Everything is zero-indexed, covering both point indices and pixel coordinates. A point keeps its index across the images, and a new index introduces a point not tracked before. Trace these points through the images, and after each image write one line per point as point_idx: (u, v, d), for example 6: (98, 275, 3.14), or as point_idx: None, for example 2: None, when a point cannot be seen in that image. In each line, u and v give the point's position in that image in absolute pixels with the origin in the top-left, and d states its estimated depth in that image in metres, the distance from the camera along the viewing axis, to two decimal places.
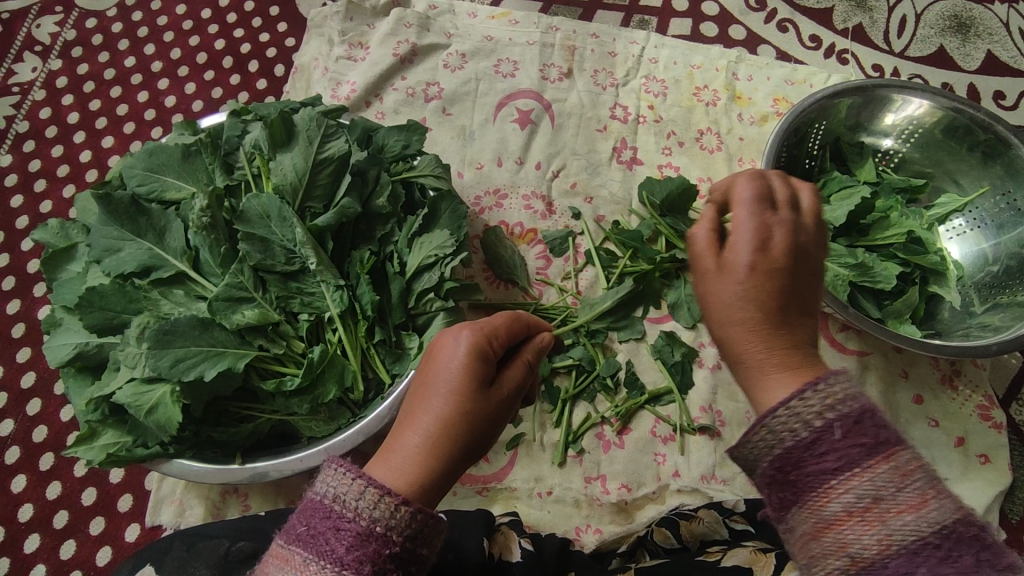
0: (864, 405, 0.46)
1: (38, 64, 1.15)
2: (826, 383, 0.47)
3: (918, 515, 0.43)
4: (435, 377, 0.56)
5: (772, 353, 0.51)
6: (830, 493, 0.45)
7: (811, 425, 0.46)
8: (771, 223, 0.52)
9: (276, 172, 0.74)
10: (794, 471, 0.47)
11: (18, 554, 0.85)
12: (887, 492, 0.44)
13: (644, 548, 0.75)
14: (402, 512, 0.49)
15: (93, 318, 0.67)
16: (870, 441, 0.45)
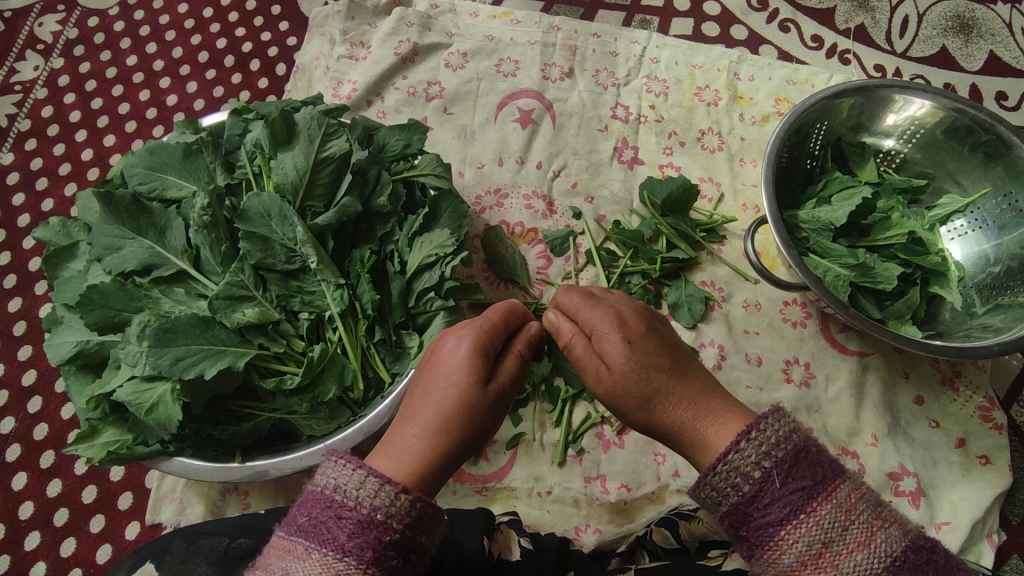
0: (797, 447, 0.53)
1: (40, 63, 1.15)
2: (758, 433, 0.54)
3: (867, 552, 0.50)
4: (436, 376, 0.59)
5: (693, 418, 0.59)
6: (783, 546, 0.51)
7: (753, 476, 0.53)
8: (611, 306, 0.63)
9: (277, 170, 0.74)
10: (746, 525, 0.53)
11: (19, 551, 0.85)
12: (835, 534, 0.50)
13: (643, 548, 0.75)
14: (402, 502, 0.52)
15: (93, 316, 0.67)
16: (809, 482, 0.51)
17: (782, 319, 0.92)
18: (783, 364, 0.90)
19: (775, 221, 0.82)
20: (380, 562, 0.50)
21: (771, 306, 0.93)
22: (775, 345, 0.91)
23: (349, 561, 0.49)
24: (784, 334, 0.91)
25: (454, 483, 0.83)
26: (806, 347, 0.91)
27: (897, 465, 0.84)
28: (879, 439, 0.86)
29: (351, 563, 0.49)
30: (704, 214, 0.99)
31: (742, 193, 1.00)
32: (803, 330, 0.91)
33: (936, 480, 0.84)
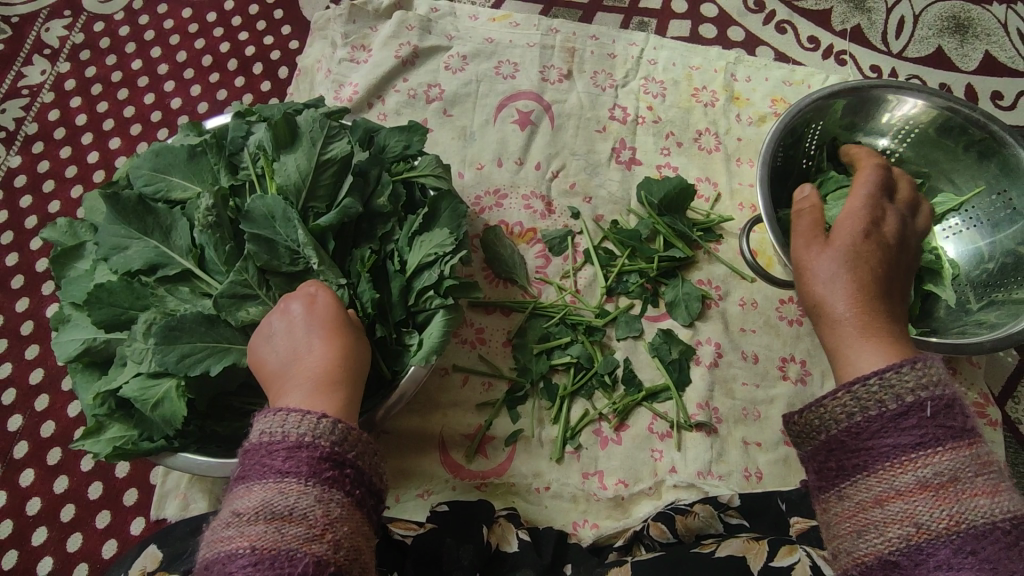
0: (953, 393, 0.54)
1: (47, 67, 1.17)
2: (922, 365, 0.55)
3: (990, 501, 0.50)
4: (295, 326, 0.64)
5: (867, 341, 0.64)
6: (907, 465, 0.52)
7: (904, 399, 0.54)
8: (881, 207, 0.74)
9: (280, 172, 0.75)
10: (874, 438, 0.54)
11: (26, 546, 0.87)
12: (964, 475, 0.51)
13: (640, 542, 0.76)
14: (325, 423, 0.54)
15: (101, 314, 0.69)
16: (959, 424, 0.53)
17: (778, 316, 0.93)
18: (779, 362, 0.91)
19: (770, 221, 0.83)
20: (316, 474, 0.51)
21: (767, 304, 0.94)
22: (770, 343, 0.92)
23: (289, 479, 0.51)
24: (780, 332, 0.92)
25: (452, 480, 0.84)
26: (802, 345, 0.92)
27: None
28: None
29: (292, 480, 0.51)
30: (701, 214, 1.00)
31: (739, 193, 1.01)
32: (799, 328, 0.93)
33: None
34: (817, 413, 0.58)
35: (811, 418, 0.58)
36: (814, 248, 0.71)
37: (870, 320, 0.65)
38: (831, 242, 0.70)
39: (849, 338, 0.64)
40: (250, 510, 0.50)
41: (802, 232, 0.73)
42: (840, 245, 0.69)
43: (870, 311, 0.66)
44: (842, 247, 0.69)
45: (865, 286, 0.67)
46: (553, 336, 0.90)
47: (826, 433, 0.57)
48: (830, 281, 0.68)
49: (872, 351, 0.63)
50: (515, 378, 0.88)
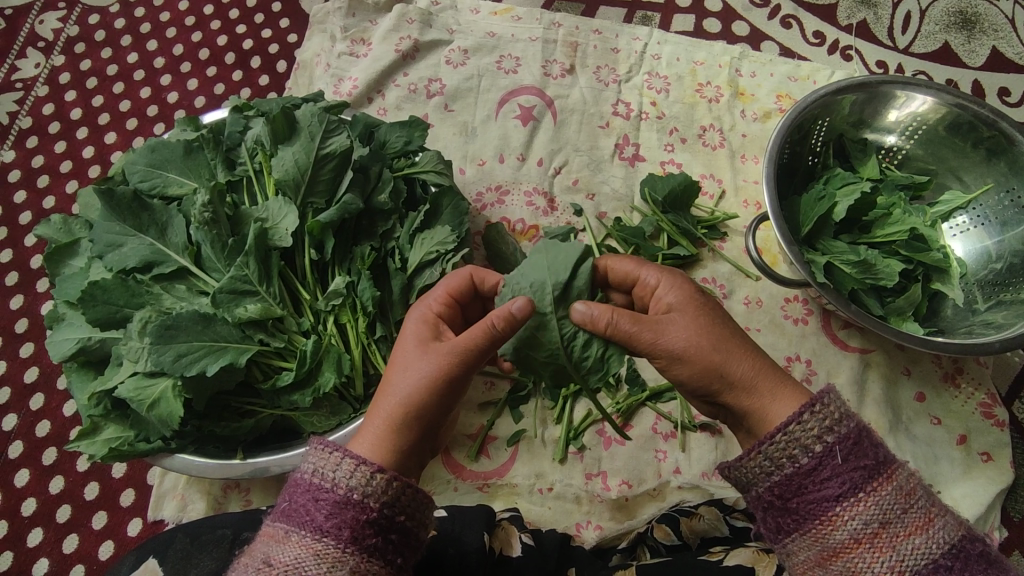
0: (860, 427, 0.54)
1: (41, 60, 1.15)
2: (823, 407, 0.54)
3: (925, 537, 0.51)
4: (403, 343, 0.61)
5: (763, 383, 0.60)
6: (838, 521, 0.52)
7: (814, 451, 0.53)
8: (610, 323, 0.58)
9: (277, 166, 0.73)
10: (797, 496, 0.54)
11: (22, 547, 0.86)
12: (893, 516, 0.51)
13: (645, 545, 0.74)
14: (380, 481, 0.52)
15: (95, 312, 0.68)
16: (872, 462, 0.53)
17: (783, 316, 0.92)
18: (785, 361, 0.90)
19: (777, 218, 0.82)
20: (357, 541, 0.51)
21: (773, 302, 0.93)
22: (776, 342, 0.91)
23: (328, 541, 0.50)
24: (785, 332, 0.91)
25: (455, 480, 0.83)
26: (807, 344, 0.91)
27: None
28: (881, 436, 0.85)
29: (331, 542, 0.50)
30: (705, 211, 0.99)
31: (744, 190, 1.00)
32: (805, 327, 0.91)
33: (937, 476, 0.84)
34: (743, 470, 0.57)
35: (735, 475, 0.58)
36: (663, 327, 0.59)
37: (766, 369, 0.60)
38: (676, 311, 0.61)
39: (763, 402, 0.59)
40: (284, 565, 0.49)
41: (631, 330, 0.59)
42: (684, 311, 0.61)
43: (758, 357, 0.61)
44: (690, 316, 0.60)
45: (735, 337, 0.61)
46: None
47: (751, 490, 0.57)
48: (715, 346, 0.59)
49: (783, 400, 0.59)
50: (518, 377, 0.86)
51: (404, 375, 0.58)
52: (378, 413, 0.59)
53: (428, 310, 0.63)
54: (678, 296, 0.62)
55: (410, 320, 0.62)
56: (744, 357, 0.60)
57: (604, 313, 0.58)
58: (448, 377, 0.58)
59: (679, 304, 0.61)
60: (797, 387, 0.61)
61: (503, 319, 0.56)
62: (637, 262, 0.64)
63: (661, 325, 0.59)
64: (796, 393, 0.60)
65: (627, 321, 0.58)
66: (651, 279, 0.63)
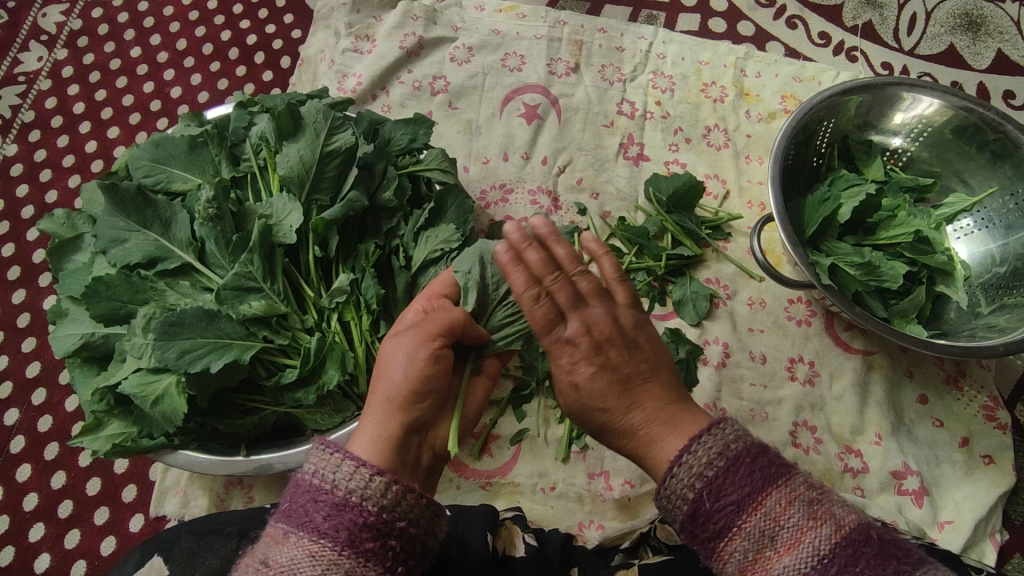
0: (728, 462, 0.51)
1: (44, 53, 1.15)
2: (689, 454, 0.52)
3: (796, 556, 0.48)
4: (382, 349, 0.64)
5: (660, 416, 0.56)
6: (722, 557, 0.51)
7: (687, 496, 0.52)
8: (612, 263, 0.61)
9: (282, 163, 0.73)
10: (692, 540, 0.53)
11: (23, 543, 0.85)
12: (766, 542, 0.49)
13: (647, 545, 0.73)
14: (377, 484, 0.53)
15: (100, 308, 0.67)
16: (737, 496, 0.50)
17: (787, 317, 0.92)
18: (788, 362, 0.90)
19: (782, 219, 0.82)
20: (354, 543, 0.50)
21: (776, 304, 0.93)
22: (779, 343, 0.91)
23: (325, 542, 0.50)
24: (789, 333, 0.91)
25: (458, 479, 0.84)
26: (810, 345, 0.91)
27: (900, 464, 0.84)
28: (883, 438, 0.86)
29: (327, 544, 0.50)
30: (709, 211, 0.99)
31: (748, 190, 1.00)
32: (808, 328, 0.91)
33: (939, 479, 0.84)
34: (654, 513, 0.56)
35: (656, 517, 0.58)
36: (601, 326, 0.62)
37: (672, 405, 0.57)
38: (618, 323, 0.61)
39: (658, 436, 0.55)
40: (279, 565, 0.49)
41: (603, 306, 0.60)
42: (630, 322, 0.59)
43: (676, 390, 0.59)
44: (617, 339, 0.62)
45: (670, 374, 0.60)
46: None
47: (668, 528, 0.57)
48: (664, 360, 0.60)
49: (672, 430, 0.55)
50: (520, 376, 0.86)
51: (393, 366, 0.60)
52: (368, 413, 0.59)
53: (415, 309, 0.66)
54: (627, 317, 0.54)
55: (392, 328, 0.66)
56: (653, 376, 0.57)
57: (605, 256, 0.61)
58: (426, 356, 0.60)
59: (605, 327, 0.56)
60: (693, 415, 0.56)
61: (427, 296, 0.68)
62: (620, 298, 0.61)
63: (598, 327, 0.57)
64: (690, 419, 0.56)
65: (584, 286, 0.57)
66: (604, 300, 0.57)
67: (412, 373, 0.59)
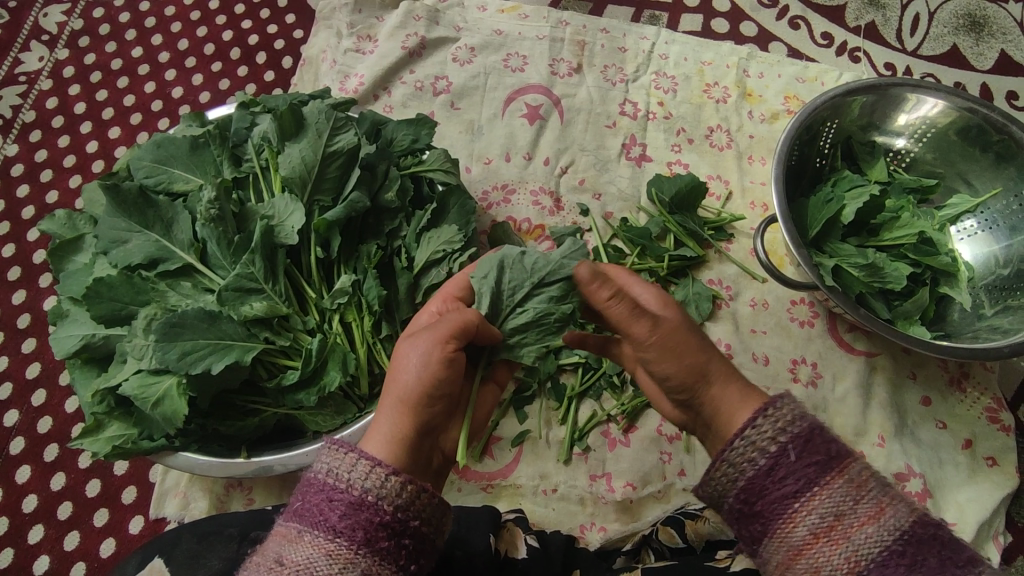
0: (812, 425, 0.54)
1: (45, 53, 1.15)
2: (775, 409, 0.55)
3: (878, 525, 0.50)
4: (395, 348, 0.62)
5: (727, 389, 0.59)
6: (796, 517, 0.52)
7: (769, 451, 0.54)
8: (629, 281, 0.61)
9: (284, 164, 0.72)
10: (760, 499, 0.54)
11: (23, 544, 0.85)
12: (846, 508, 0.51)
13: (648, 547, 0.74)
14: (393, 484, 0.52)
15: (101, 309, 0.67)
16: (823, 458, 0.53)
17: (790, 318, 0.92)
18: (791, 364, 0.90)
19: (785, 220, 0.82)
20: (370, 543, 0.50)
21: (779, 305, 0.93)
22: (782, 345, 0.91)
23: (341, 542, 0.50)
24: (792, 334, 0.91)
25: (459, 480, 0.83)
26: (813, 346, 0.90)
27: (904, 466, 0.84)
28: (886, 440, 0.85)
29: (344, 543, 0.50)
30: (712, 212, 0.98)
31: (751, 191, 1.00)
32: (811, 330, 0.91)
33: (942, 481, 0.84)
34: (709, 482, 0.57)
35: (706, 494, 0.58)
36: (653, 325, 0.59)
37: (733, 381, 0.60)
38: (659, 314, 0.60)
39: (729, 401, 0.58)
40: (295, 565, 0.49)
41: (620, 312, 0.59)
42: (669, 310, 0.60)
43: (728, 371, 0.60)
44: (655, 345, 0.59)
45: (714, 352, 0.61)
46: None
47: (722, 504, 0.57)
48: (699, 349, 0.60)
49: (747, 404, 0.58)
50: (522, 377, 0.86)
51: (404, 368, 0.58)
52: (379, 415, 0.58)
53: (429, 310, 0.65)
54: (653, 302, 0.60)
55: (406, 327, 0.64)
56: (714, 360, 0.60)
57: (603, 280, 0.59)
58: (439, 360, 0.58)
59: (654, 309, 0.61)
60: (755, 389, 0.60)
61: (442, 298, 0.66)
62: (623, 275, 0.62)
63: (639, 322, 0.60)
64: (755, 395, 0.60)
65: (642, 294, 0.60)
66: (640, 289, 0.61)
67: (423, 377, 0.57)
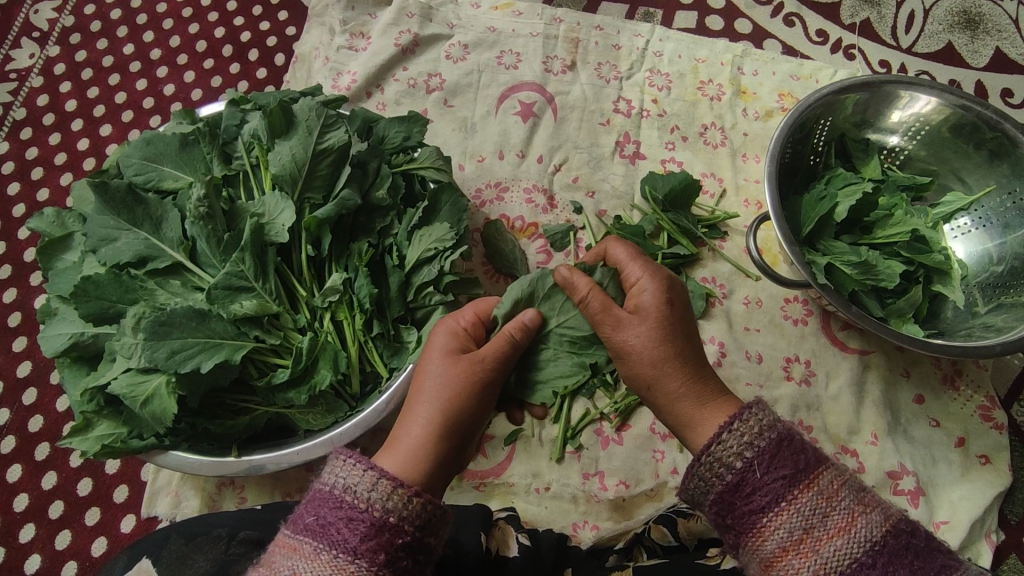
0: (779, 437, 0.55)
1: (36, 50, 1.14)
2: (741, 422, 0.56)
3: (846, 538, 0.51)
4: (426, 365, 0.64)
5: (687, 389, 0.64)
6: (765, 532, 0.53)
7: (736, 466, 0.55)
8: (645, 283, 0.68)
9: (274, 161, 0.72)
10: (730, 513, 0.56)
11: (14, 543, 0.85)
12: (815, 521, 0.52)
13: (641, 545, 0.73)
14: (414, 504, 0.53)
15: (89, 307, 0.67)
16: (790, 471, 0.54)
17: (783, 316, 0.92)
18: (784, 362, 0.90)
19: (778, 217, 0.81)
20: (391, 563, 0.51)
21: (773, 303, 0.92)
22: (775, 343, 0.90)
23: (361, 563, 0.50)
24: (785, 332, 0.91)
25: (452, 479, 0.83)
26: (807, 345, 0.90)
27: (896, 464, 0.84)
28: (879, 438, 0.85)
29: (364, 565, 0.50)
30: (706, 210, 0.98)
31: (745, 189, 1.00)
32: (804, 328, 0.91)
33: (935, 479, 0.84)
34: (686, 493, 0.59)
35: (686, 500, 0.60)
36: (621, 328, 0.66)
37: (691, 387, 0.64)
38: (639, 315, 0.66)
39: (690, 412, 0.63)
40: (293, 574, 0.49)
41: (596, 313, 0.67)
42: (647, 317, 0.65)
43: (691, 373, 0.64)
44: (647, 317, 0.65)
45: (683, 357, 0.64)
46: None
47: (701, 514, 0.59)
48: (653, 362, 0.64)
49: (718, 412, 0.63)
50: None
51: (432, 391, 0.62)
52: (408, 430, 0.60)
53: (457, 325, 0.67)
54: (654, 297, 0.66)
55: (439, 333, 0.66)
56: (676, 370, 0.64)
57: (584, 287, 0.67)
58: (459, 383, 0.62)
59: (648, 306, 0.66)
60: (728, 399, 0.64)
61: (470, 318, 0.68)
62: (633, 254, 0.70)
63: (623, 317, 0.66)
64: (725, 405, 0.64)
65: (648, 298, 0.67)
66: (634, 275, 0.69)
67: (444, 400, 0.61)
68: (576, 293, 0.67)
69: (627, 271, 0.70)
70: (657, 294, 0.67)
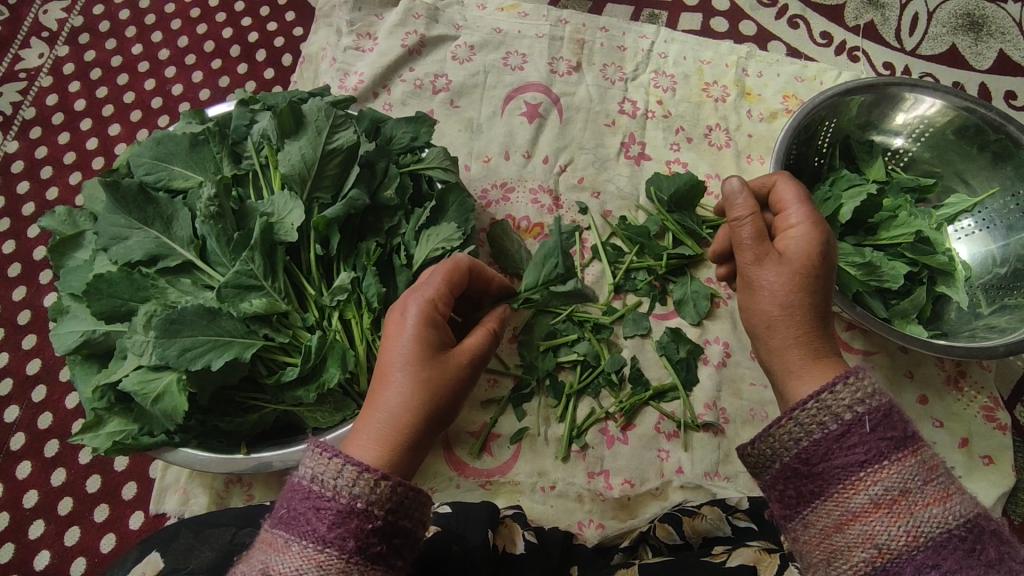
0: (891, 402, 0.54)
1: (45, 50, 1.15)
2: (856, 379, 0.55)
3: (942, 508, 0.50)
4: (395, 341, 0.61)
5: (798, 342, 0.62)
6: (858, 485, 0.52)
7: (844, 418, 0.54)
8: (800, 226, 0.64)
9: (283, 160, 0.73)
10: (823, 461, 0.54)
11: (23, 540, 0.86)
12: (914, 485, 0.51)
13: (646, 544, 0.75)
14: (383, 487, 0.53)
15: (100, 305, 0.67)
16: (899, 434, 0.53)
17: None
18: None
19: None
20: (363, 549, 0.51)
21: None
22: None
23: (330, 551, 0.51)
24: None
25: (457, 477, 0.84)
26: None
27: None
28: None
29: (334, 553, 0.50)
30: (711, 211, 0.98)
31: None
32: None
33: None
34: (771, 439, 0.57)
35: (761, 451, 0.58)
36: (763, 262, 0.64)
37: (805, 340, 0.62)
38: (783, 258, 0.63)
39: (793, 361, 0.62)
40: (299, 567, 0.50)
41: (749, 240, 0.65)
42: (791, 263, 0.63)
43: (811, 327, 0.62)
44: (792, 263, 0.63)
45: (813, 309, 0.62)
46: (560, 334, 0.87)
47: (778, 463, 0.57)
48: (782, 303, 0.63)
49: (818, 371, 0.61)
50: (521, 374, 0.86)
51: (405, 375, 0.59)
52: (376, 416, 0.58)
53: (426, 298, 0.62)
54: (808, 244, 0.63)
55: (411, 306, 0.62)
56: (799, 323, 0.62)
57: (745, 211, 0.65)
58: (429, 357, 0.60)
59: (796, 253, 0.63)
60: (835, 359, 0.62)
61: (437, 287, 0.63)
62: (801, 194, 0.66)
63: (773, 256, 0.64)
64: (833, 365, 0.62)
65: (796, 246, 0.63)
66: (794, 217, 0.65)
67: (414, 378, 0.59)
68: (734, 212, 0.66)
69: (786, 208, 0.66)
70: (811, 243, 0.63)
